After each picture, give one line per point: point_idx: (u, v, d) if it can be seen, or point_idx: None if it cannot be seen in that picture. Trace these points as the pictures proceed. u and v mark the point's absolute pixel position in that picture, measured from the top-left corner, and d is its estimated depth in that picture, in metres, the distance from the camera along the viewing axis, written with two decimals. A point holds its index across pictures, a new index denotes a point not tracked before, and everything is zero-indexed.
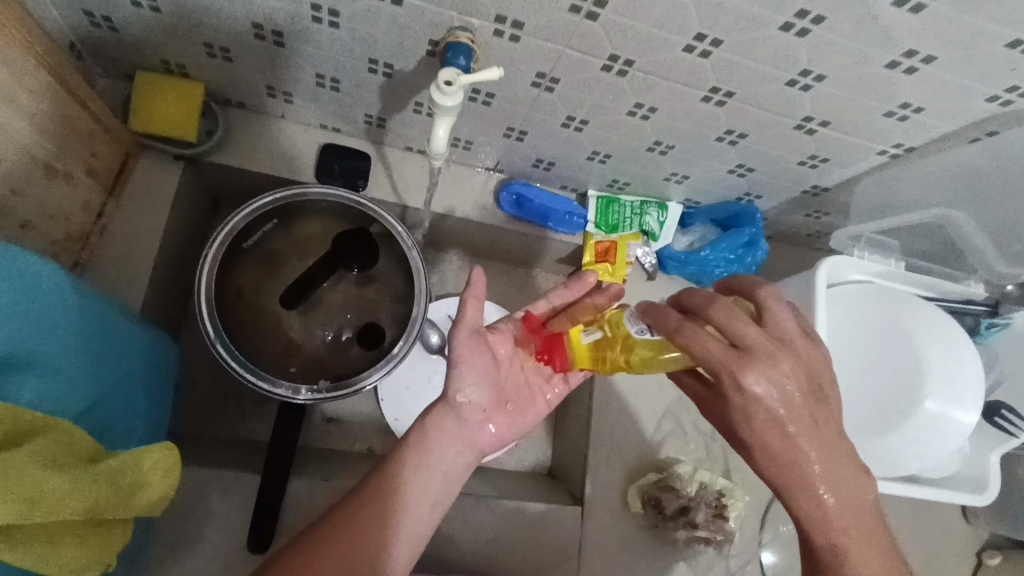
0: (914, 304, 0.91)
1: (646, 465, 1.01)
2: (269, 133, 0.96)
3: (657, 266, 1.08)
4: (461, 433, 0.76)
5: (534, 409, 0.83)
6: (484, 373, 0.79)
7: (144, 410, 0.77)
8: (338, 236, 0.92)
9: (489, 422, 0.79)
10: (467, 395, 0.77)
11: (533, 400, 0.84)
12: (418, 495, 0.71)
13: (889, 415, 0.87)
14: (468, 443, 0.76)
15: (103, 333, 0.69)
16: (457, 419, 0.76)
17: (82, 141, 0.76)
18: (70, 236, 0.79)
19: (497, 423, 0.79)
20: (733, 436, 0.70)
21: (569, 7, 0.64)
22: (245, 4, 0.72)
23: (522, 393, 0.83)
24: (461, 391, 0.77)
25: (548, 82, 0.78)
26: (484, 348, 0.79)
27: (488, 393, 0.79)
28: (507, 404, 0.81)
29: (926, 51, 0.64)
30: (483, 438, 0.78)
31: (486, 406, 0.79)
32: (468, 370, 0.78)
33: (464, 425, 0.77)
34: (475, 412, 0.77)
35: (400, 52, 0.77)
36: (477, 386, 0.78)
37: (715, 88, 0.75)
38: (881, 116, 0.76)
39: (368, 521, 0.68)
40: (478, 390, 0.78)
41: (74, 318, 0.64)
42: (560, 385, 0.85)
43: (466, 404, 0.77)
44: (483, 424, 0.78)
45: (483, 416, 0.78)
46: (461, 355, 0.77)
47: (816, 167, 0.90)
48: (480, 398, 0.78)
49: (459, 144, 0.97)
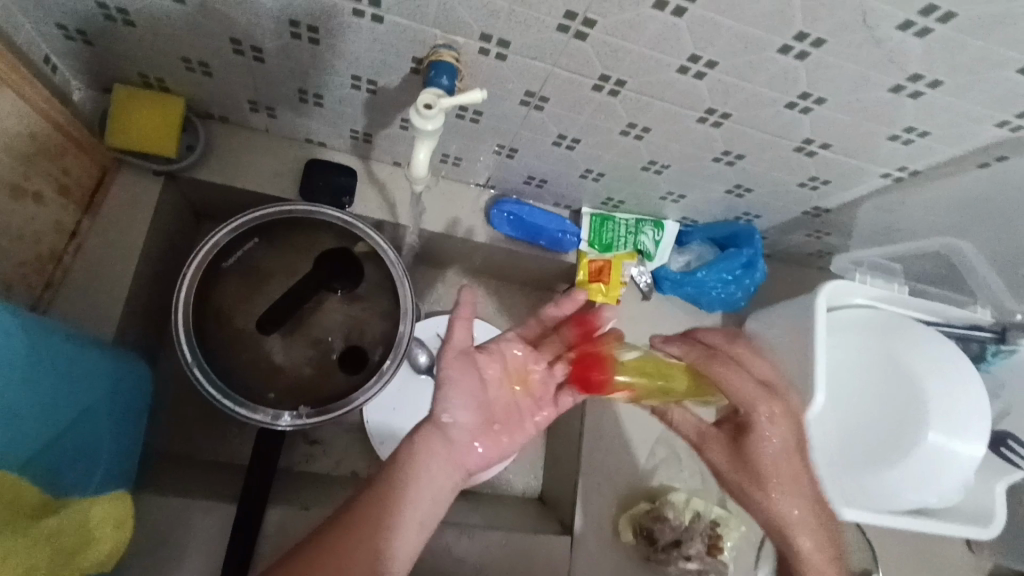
0: (915, 335, 0.88)
1: (638, 493, 0.98)
2: (252, 148, 0.94)
3: (653, 286, 1.05)
4: (447, 456, 0.71)
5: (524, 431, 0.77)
6: (473, 394, 0.73)
7: (112, 439, 0.73)
8: (322, 255, 0.90)
9: (477, 442, 0.73)
10: (455, 416, 0.72)
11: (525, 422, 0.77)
12: (406, 518, 0.66)
13: (890, 447, 0.84)
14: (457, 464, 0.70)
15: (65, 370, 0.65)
16: (445, 441, 0.71)
17: (52, 159, 0.74)
18: (42, 256, 0.77)
19: (485, 446, 0.74)
20: (742, 475, 0.83)
21: (557, 26, 0.61)
22: (221, 20, 0.70)
23: (512, 412, 0.76)
24: (448, 413, 0.72)
25: (537, 101, 0.75)
26: (472, 366, 0.74)
27: (477, 414, 0.73)
28: (495, 425, 0.75)
29: (932, 76, 0.61)
30: (469, 460, 0.72)
31: (473, 429, 0.73)
32: (456, 392, 0.73)
33: (450, 448, 0.71)
34: (462, 435, 0.72)
35: (383, 69, 0.74)
36: (463, 407, 0.73)
37: (710, 109, 0.72)
38: (884, 140, 0.73)
39: (358, 544, 0.63)
40: (465, 411, 0.72)
41: (35, 347, 0.60)
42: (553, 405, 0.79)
43: (453, 428, 0.72)
44: (470, 447, 0.72)
45: (469, 437, 0.73)
46: (448, 374, 0.73)
47: (817, 188, 0.87)
48: (468, 421, 0.73)
49: (448, 160, 0.94)
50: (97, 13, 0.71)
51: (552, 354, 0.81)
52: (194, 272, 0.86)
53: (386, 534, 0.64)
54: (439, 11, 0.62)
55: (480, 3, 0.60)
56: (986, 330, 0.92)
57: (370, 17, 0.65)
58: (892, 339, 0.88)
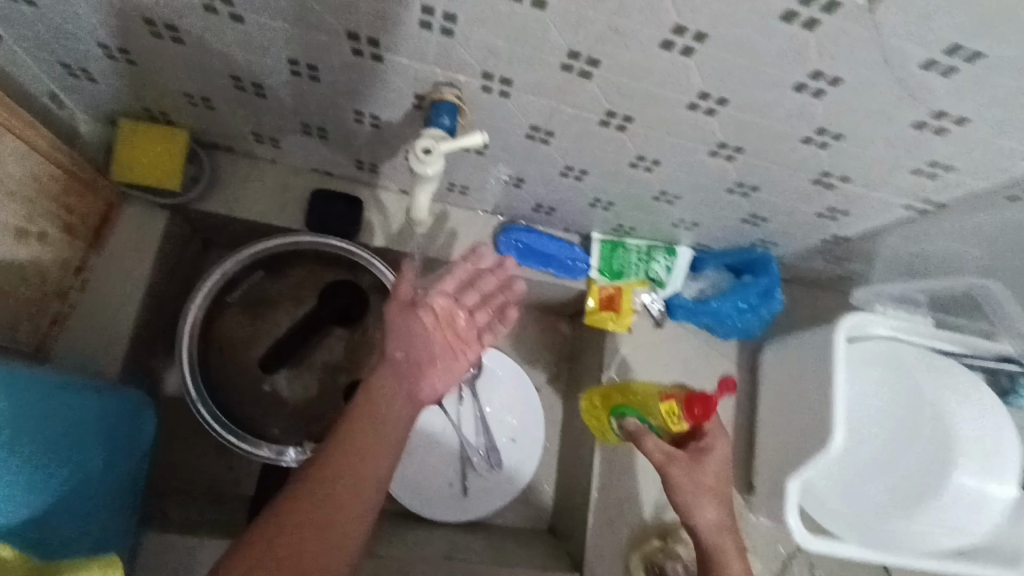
0: (941, 370, 0.84)
1: (650, 529, 0.94)
2: (256, 177, 0.92)
3: (667, 313, 1.01)
4: (394, 400, 0.67)
5: (447, 379, 0.72)
6: (421, 331, 0.70)
7: (105, 479, 0.72)
8: (329, 287, 0.89)
9: (427, 380, 0.70)
10: (401, 355, 0.69)
11: (431, 377, 0.70)
12: (380, 466, 0.63)
13: (919, 490, 0.81)
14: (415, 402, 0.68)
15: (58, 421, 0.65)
16: (401, 383, 0.68)
17: (55, 199, 0.73)
18: (47, 294, 0.76)
19: (426, 382, 0.69)
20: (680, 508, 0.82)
21: (560, 66, 0.59)
22: (221, 58, 0.69)
23: (442, 357, 0.70)
24: (398, 353, 0.70)
25: (543, 135, 0.73)
26: (416, 318, 0.71)
27: (426, 353, 0.70)
28: (437, 365, 0.70)
29: (958, 112, 0.58)
30: (419, 393, 0.69)
31: (415, 370, 0.69)
32: (402, 339, 0.69)
33: (402, 378, 0.69)
34: (408, 375, 0.68)
35: (386, 105, 0.72)
36: (412, 351, 0.70)
37: (722, 143, 0.69)
38: (907, 173, 0.70)
39: (315, 526, 0.58)
40: (413, 353, 0.70)
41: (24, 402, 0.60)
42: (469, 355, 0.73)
43: (403, 367, 0.69)
44: (416, 381, 0.69)
45: (408, 378, 0.69)
46: (394, 324, 0.70)
47: (836, 219, 0.84)
48: (416, 358, 0.70)
49: (454, 189, 0.92)
50: (98, 53, 0.71)
51: (474, 303, 0.74)
52: (198, 301, 0.83)
53: (349, 491, 0.61)
54: (439, 51, 0.60)
55: (482, 44, 0.58)
56: (1016, 364, 0.88)
57: (370, 57, 0.63)
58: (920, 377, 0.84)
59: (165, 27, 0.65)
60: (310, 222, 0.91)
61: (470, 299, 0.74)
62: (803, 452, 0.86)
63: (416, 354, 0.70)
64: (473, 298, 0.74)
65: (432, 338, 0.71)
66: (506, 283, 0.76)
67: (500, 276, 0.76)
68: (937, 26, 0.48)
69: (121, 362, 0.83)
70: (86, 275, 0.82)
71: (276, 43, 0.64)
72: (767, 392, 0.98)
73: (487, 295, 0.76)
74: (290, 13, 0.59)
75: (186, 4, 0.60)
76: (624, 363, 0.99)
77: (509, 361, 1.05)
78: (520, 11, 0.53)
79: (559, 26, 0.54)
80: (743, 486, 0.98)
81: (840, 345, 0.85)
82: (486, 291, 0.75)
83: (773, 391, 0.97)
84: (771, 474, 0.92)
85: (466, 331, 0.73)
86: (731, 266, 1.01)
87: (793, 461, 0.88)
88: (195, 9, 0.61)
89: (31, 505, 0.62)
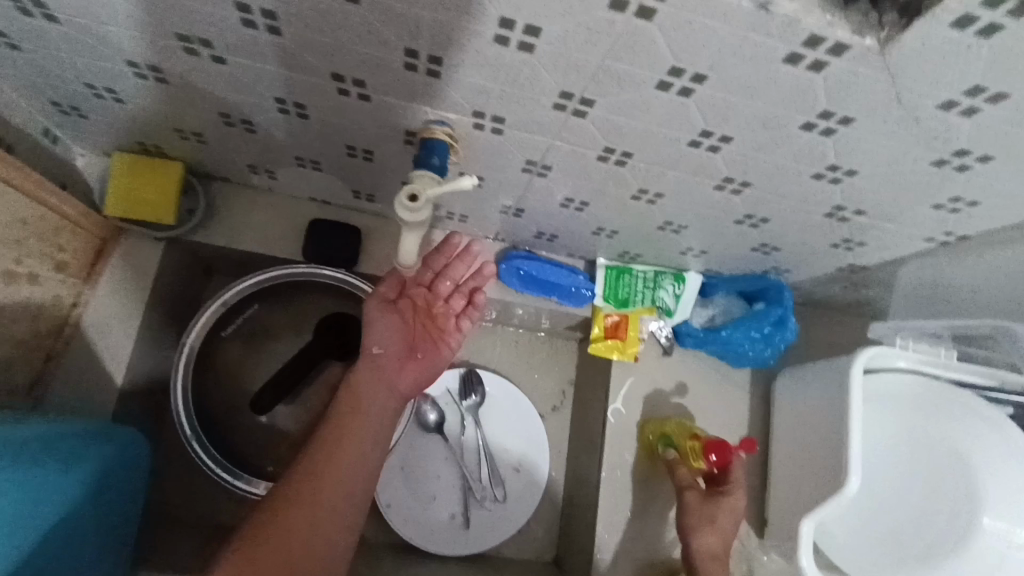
0: (952, 408, 0.80)
1: (658, 569, 0.90)
2: (253, 207, 0.90)
3: (675, 341, 0.97)
4: (380, 391, 0.72)
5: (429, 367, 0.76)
6: (399, 326, 0.74)
7: (94, 518, 0.70)
8: (324, 320, 0.87)
9: (404, 370, 0.73)
10: (381, 350, 0.73)
11: (411, 365, 0.74)
12: (346, 470, 0.66)
13: (940, 535, 0.76)
14: (391, 390, 0.72)
15: (51, 471, 0.63)
16: (375, 370, 0.72)
17: (46, 239, 0.72)
18: (40, 334, 0.76)
19: (406, 371, 0.74)
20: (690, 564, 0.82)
21: (553, 105, 0.57)
22: (209, 96, 0.67)
23: (428, 338, 0.76)
24: (376, 347, 0.73)
25: (540, 169, 0.70)
26: (395, 310, 0.75)
27: (403, 345, 0.74)
28: (417, 354, 0.75)
29: (982, 151, 0.54)
30: (403, 380, 0.74)
31: (394, 360, 0.73)
32: (380, 335, 0.74)
33: (385, 370, 0.73)
34: (388, 366, 0.73)
35: (378, 140, 0.70)
36: (389, 345, 0.74)
37: (728, 178, 0.66)
38: (928, 209, 0.66)
39: (303, 507, 0.63)
40: (394, 348, 0.74)
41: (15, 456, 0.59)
42: (449, 344, 0.77)
43: (385, 361, 0.73)
44: (396, 373, 0.73)
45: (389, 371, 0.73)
46: (371, 317, 0.74)
47: (852, 250, 0.80)
48: (393, 351, 0.74)
49: (454, 218, 0.89)
50: (87, 92, 0.70)
51: (447, 291, 0.78)
52: (194, 336, 0.82)
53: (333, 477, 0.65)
54: (427, 91, 0.58)
55: (470, 84, 0.56)
56: None
57: (357, 95, 0.61)
58: (941, 416, 0.79)
59: (148, 67, 0.63)
60: (306, 252, 0.88)
61: (443, 287, 0.78)
62: (820, 492, 0.82)
63: (394, 347, 0.74)
64: (447, 287, 0.78)
65: (410, 331, 0.75)
66: (478, 270, 0.79)
67: (468, 261, 0.78)
68: (955, 68, 0.44)
69: (115, 399, 0.82)
70: (81, 311, 0.82)
71: (261, 82, 0.62)
72: (782, 425, 0.94)
73: (460, 282, 0.79)
74: (273, 55, 0.57)
75: (167, 46, 0.59)
76: (631, 394, 0.96)
77: (512, 389, 1.02)
78: (508, 54, 0.51)
79: (550, 67, 0.51)
80: (756, 525, 0.94)
81: (856, 380, 0.81)
82: (458, 278, 0.78)
83: (788, 426, 0.92)
84: (785, 514, 0.88)
85: (446, 319, 0.77)
86: (743, 292, 0.97)
87: (808, 502, 0.84)
88: (178, 51, 0.59)
89: (21, 548, 0.59)
